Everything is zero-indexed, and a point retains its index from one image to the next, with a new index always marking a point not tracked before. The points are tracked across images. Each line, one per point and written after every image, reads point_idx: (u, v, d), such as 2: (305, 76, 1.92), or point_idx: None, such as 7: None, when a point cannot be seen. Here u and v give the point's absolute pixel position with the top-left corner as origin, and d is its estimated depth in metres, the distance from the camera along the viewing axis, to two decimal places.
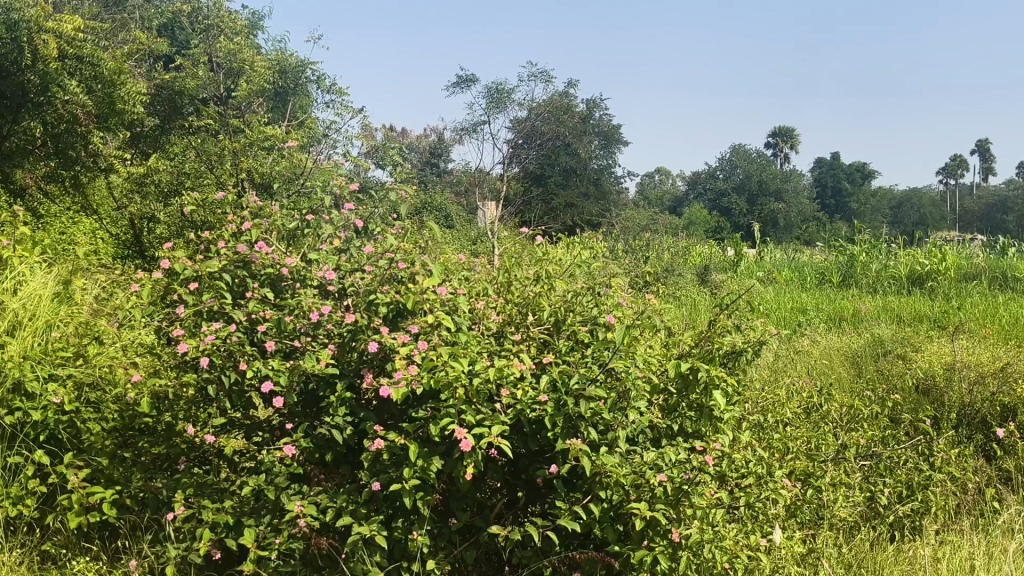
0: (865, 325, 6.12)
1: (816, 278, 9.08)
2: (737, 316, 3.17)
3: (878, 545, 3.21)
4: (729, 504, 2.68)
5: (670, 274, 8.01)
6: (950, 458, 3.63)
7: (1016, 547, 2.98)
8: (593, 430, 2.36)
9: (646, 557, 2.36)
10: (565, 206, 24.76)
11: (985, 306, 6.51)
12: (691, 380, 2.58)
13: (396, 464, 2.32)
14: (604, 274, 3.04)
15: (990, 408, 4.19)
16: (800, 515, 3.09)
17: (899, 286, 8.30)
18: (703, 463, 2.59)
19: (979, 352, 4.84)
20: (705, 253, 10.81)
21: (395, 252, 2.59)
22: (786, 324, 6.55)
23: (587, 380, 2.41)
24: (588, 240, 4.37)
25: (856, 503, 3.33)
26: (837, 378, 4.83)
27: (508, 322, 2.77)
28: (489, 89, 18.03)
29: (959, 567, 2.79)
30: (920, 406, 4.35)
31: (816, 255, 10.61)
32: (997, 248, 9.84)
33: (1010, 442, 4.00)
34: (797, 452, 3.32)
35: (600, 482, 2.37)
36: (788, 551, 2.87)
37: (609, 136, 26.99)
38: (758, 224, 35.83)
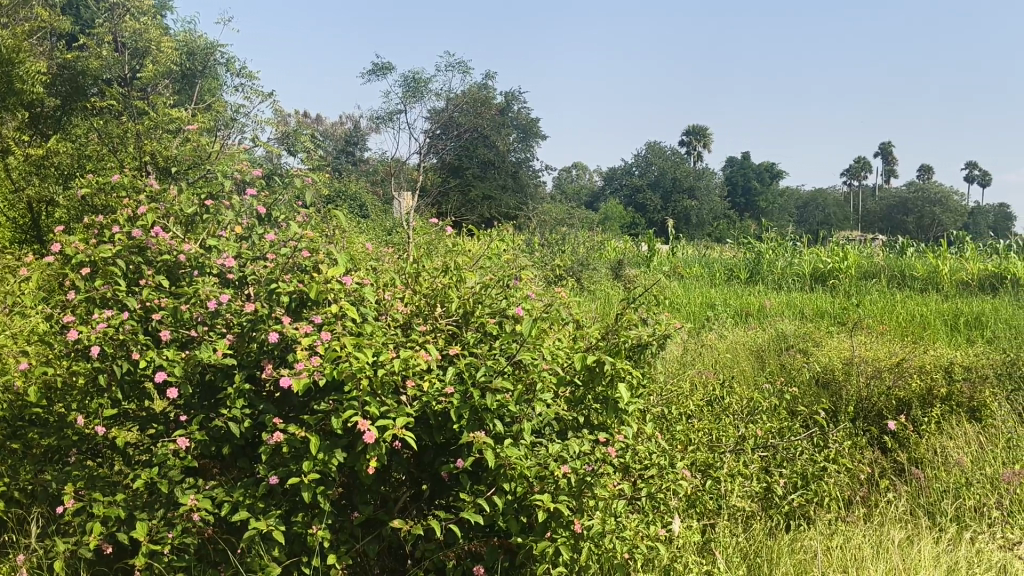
0: (769, 321, 6.27)
1: (725, 274, 9.29)
2: (644, 310, 3.22)
3: (773, 533, 3.30)
4: (631, 495, 2.73)
5: (584, 267, 8.08)
6: (844, 449, 3.79)
7: (904, 537, 3.08)
8: (498, 423, 2.36)
9: (547, 549, 2.37)
10: (484, 198, 24.73)
11: (883, 303, 6.74)
12: (597, 372, 2.61)
13: (296, 458, 2.28)
14: (514, 266, 3.04)
15: (885, 402, 4.40)
16: (699, 505, 3.15)
17: (803, 283, 8.54)
18: (606, 454, 2.62)
19: (877, 348, 5.03)
20: (620, 248, 10.97)
21: (298, 240, 2.54)
22: (693, 318, 6.69)
23: (493, 372, 2.41)
24: (500, 232, 4.38)
25: (754, 493, 3.41)
26: (740, 371, 4.96)
27: (415, 313, 2.74)
28: (407, 78, 17.92)
29: (849, 557, 2.88)
30: (820, 398, 4.49)
31: (727, 251, 10.88)
32: (897, 247, 10.23)
33: (903, 435, 4.17)
34: (698, 443, 3.39)
35: (504, 475, 2.37)
36: (686, 541, 2.92)
37: (527, 129, 27.11)
38: (672, 220, 36.50)
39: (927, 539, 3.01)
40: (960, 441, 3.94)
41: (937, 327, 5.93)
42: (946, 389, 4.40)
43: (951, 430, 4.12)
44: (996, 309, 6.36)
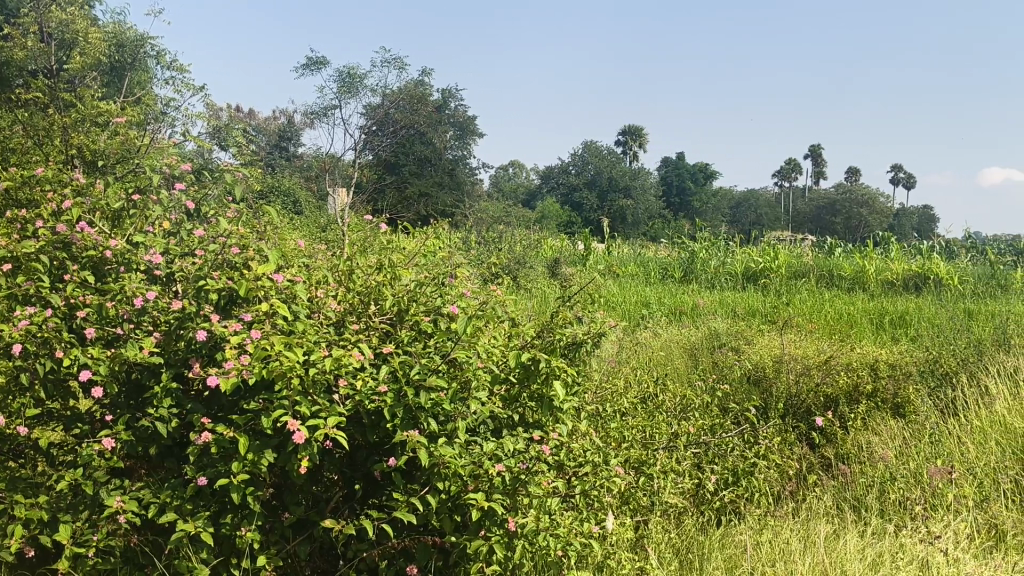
0: (702, 319, 6.37)
1: (659, 273, 9.40)
2: (579, 309, 3.23)
3: (704, 529, 3.34)
4: (565, 493, 2.74)
5: (521, 266, 8.10)
6: (773, 446, 3.86)
7: (831, 531, 3.14)
8: (432, 422, 2.35)
9: (481, 548, 2.37)
10: (420, 195, 24.58)
11: (812, 302, 6.90)
12: (532, 370, 2.61)
13: (225, 458, 2.23)
14: (449, 264, 3.02)
15: (814, 399, 4.51)
16: (633, 502, 3.18)
17: (735, 282, 8.69)
18: (540, 452, 2.63)
19: (806, 346, 5.14)
20: (557, 246, 11.02)
21: (228, 236, 2.50)
22: (628, 316, 6.75)
23: (428, 371, 2.40)
24: (436, 230, 4.35)
25: (686, 490, 3.45)
26: (673, 369, 5.01)
27: (348, 312, 2.70)
28: (342, 73, 17.77)
29: (776, 551, 2.94)
30: (751, 395, 4.57)
31: (661, 251, 11.01)
32: (825, 247, 10.47)
33: (830, 431, 4.28)
34: (632, 440, 3.41)
35: (438, 474, 2.35)
36: (619, 538, 2.95)
37: (464, 127, 27.10)
38: (608, 219, 36.82)
39: (852, 532, 3.07)
40: (884, 437, 4.05)
41: (863, 326, 6.08)
42: (872, 386, 4.52)
43: (875, 426, 4.23)
44: (919, 308, 6.55)
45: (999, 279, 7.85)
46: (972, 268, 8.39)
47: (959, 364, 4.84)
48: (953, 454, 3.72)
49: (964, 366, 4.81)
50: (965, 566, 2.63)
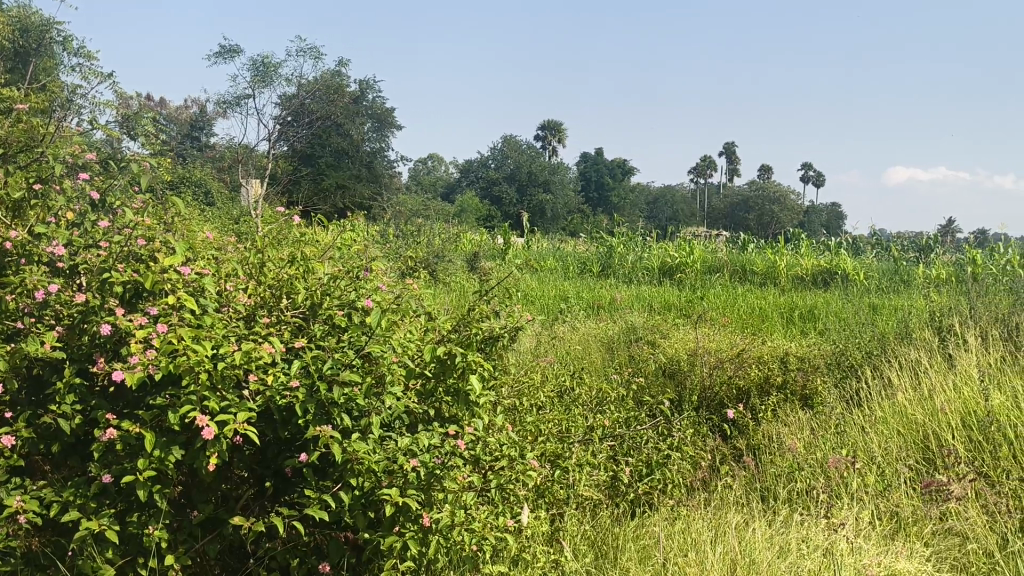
0: (620, 313, 6.44)
1: (578, 267, 9.49)
2: (496, 304, 3.23)
3: (618, 520, 3.38)
4: (480, 488, 2.74)
5: (439, 260, 8.08)
6: (686, 438, 3.93)
7: (741, 520, 3.20)
8: (345, 418, 2.31)
9: (394, 544, 2.34)
10: (338, 187, 24.26)
11: (725, 297, 7.03)
12: (448, 365, 2.59)
13: (131, 456, 2.16)
14: (364, 257, 2.98)
15: (727, 391, 4.64)
16: (549, 495, 3.20)
17: (652, 277, 8.82)
18: (455, 446, 2.61)
19: (719, 340, 5.24)
20: (476, 241, 11.02)
21: (134, 228, 2.41)
22: (547, 310, 6.78)
23: (341, 366, 2.36)
24: (351, 222, 4.28)
25: (601, 482, 3.48)
26: (590, 363, 5.05)
27: (260, 305, 2.64)
28: (256, 62, 17.46)
29: (687, 542, 2.98)
30: (666, 387, 4.65)
31: (580, 245, 11.10)
32: (739, 243, 10.71)
33: (742, 423, 4.38)
34: (548, 434, 3.41)
35: (351, 470, 2.31)
36: (535, 531, 2.96)
37: (381, 120, 26.86)
38: (527, 213, 36.96)
39: (760, 521, 3.14)
40: (792, 428, 4.16)
41: (774, 320, 6.23)
42: (781, 378, 4.69)
43: (785, 417, 4.34)
44: (826, 303, 6.75)
45: (902, 275, 8.13)
46: (877, 264, 8.67)
47: (864, 357, 5.00)
48: (857, 444, 3.83)
49: (869, 359, 4.97)
50: (865, 553, 2.70)
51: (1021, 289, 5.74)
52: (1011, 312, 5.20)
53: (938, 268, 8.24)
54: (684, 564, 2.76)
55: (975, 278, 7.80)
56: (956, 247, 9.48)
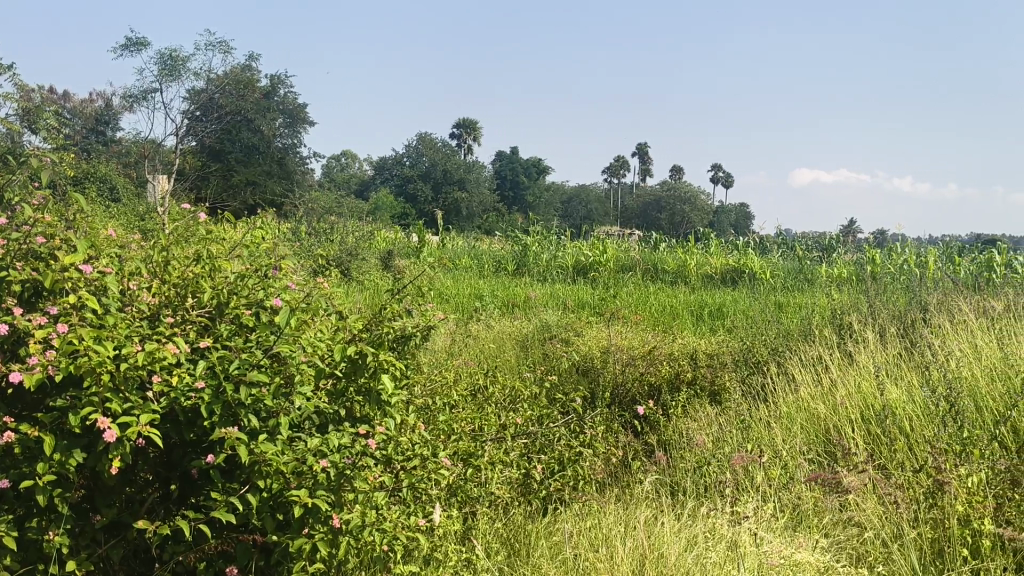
0: (534, 311, 6.48)
1: (493, 265, 9.50)
2: (408, 303, 3.22)
3: (530, 518, 3.41)
4: (392, 487, 2.72)
5: (353, 258, 7.99)
6: (597, 435, 3.98)
7: (650, 515, 3.26)
8: (253, 419, 2.27)
9: (304, 546, 2.31)
10: (248, 183, 23.77)
11: (637, 295, 7.14)
12: (358, 364, 2.56)
13: (29, 459, 2.08)
14: (274, 254, 2.93)
15: (639, 387, 4.76)
16: (462, 493, 3.20)
17: (566, 275, 8.89)
18: (366, 446, 2.59)
19: (631, 338, 5.33)
20: (390, 240, 10.94)
21: (32, 225, 2.32)
22: (461, 309, 6.78)
23: (248, 366, 2.31)
24: (261, 219, 4.20)
25: (514, 480, 3.50)
26: (504, 361, 5.07)
27: (164, 303, 2.56)
28: (163, 55, 17.02)
29: (598, 538, 3.02)
30: (579, 384, 4.70)
31: (495, 244, 11.13)
32: (651, 242, 10.89)
33: (652, 419, 4.47)
34: (461, 432, 3.40)
35: (259, 471, 2.27)
36: (447, 530, 2.96)
37: (294, 115, 26.45)
38: (442, 211, 36.86)
39: (669, 516, 3.20)
40: (701, 423, 4.25)
41: (684, 318, 6.36)
42: (691, 375, 4.84)
43: (695, 413, 4.44)
44: (734, 301, 6.92)
45: (806, 273, 8.39)
46: (783, 263, 8.93)
47: (770, 353, 5.14)
48: (761, 438, 3.94)
49: (774, 355, 5.11)
50: (767, 544, 2.78)
51: (915, 287, 5.98)
52: (907, 310, 5.42)
53: (840, 267, 8.53)
54: (594, 560, 2.80)
55: (874, 277, 8.10)
56: (856, 247, 9.83)
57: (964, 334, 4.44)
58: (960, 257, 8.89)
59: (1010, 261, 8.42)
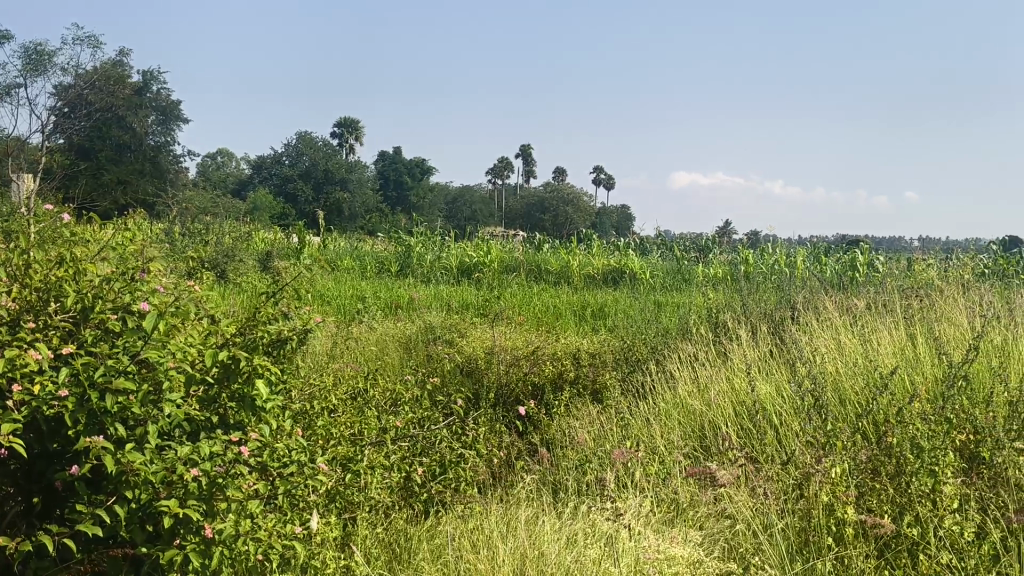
0: (418, 313, 6.44)
1: (376, 267, 9.41)
2: (285, 305, 3.15)
3: (411, 522, 3.38)
4: (266, 495, 2.65)
5: (230, 259, 7.78)
6: (479, 436, 3.99)
7: (531, 514, 3.28)
8: (121, 427, 2.17)
9: (175, 557, 2.21)
10: (119, 182, 22.82)
11: (521, 296, 7.19)
12: (231, 369, 2.48)
13: None
14: (141, 256, 2.81)
15: (522, 387, 4.79)
16: (341, 499, 3.14)
17: (450, 276, 8.88)
18: (239, 454, 2.51)
19: (515, 338, 5.37)
20: (269, 240, 10.69)
21: None
22: (343, 310, 6.69)
23: (115, 372, 2.20)
24: (131, 220, 4.04)
25: (394, 484, 3.46)
26: (387, 363, 5.03)
27: (25, 308, 2.43)
28: (27, 48, 16.20)
29: (478, 539, 3.02)
30: (462, 385, 4.70)
31: (378, 245, 11.03)
32: (535, 243, 10.99)
33: (535, 418, 4.51)
34: (339, 437, 3.34)
35: (125, 482, 2.16)
36: (324, 536, 2.90)
37: (169, 113, 25.59)
38: (323, 211, 36.26)
39: (550, 515, 3.23)
40: (583, 422, 4.31)
41: (567, 318, 6.45)
42: (573, 374, 4.90)
43: (577, 412, 4.49)
44: (615, 301, 7.05)
45: (684, 273, 8.64)
46: (662, 264, 9.15)
47: (649, 352, 5.26)
48: (640, 435, 4.02)
49: (653, 353, 5.23)
50: (645, 538, 2.83)
51: (785, 287, 6.23)
52: (777, 308, 5.63)
53: (716, 268, 8.81)
54: (475, 561, 2.80)
55: (747, 277, 8.39)
56: (731, 248, 10.16)
57: (830, 331, 4.64)
58: (827, 257, 9.31)
59: (872, 261, 8.86)
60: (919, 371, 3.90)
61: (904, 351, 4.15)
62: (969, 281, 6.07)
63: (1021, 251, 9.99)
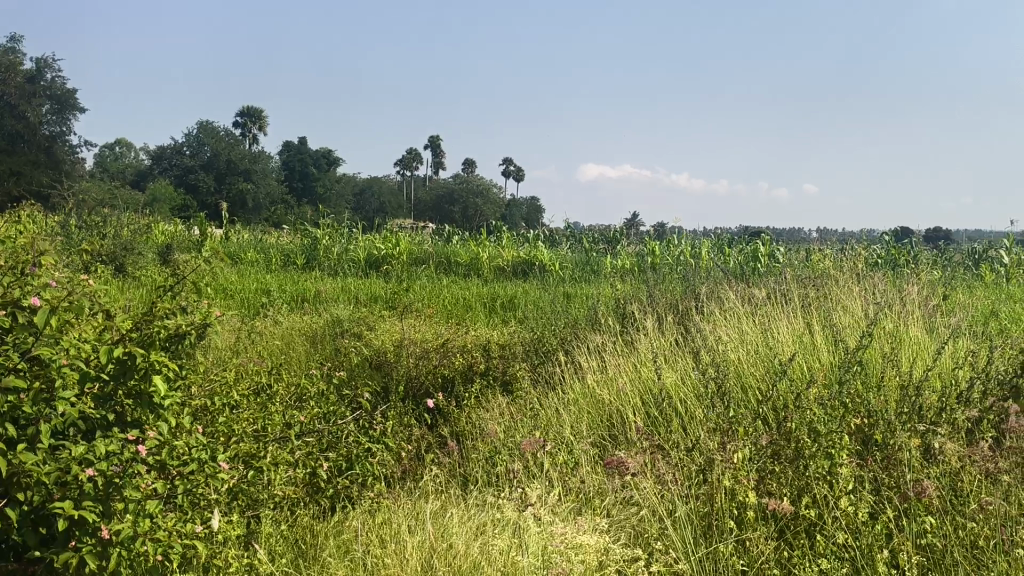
0: (325, 306, 6.35)
1: (281, 259, 9.24)
2: (182, 300, 3.04)
3: (317, 518, 3.32)
4: (165, 494, 2.56)
5: (127, 252, 7.53)
6: (387, 430, 3.95)
7: (440, 507, 3.26)
8: (11, 427, 2.07)
9: (70, 560, 2.10)
10: (9, 172, 21.84)
11: (431, 288, 7.15)
12: (127, 365, 2.38)
13: None
14: (30, 247, 2.67)
15: (432, 379, 4.77)
16: (242, 497, 3.07)
17: (357, 269, 8.78)
18: (136, 452, 2.41)
19: (424, 331, 5.34)
20: (169, 233, 10.39)
21: None
22: (248, 304, 6.54)
23: (4, 370, 2.10)
24: (17, 210, 3.85)
25: (298, 480, 3.39)
26: (292, 357, 4.94)
27: None
28: None
29: (386, 533, 2.99)
30: (371, 378, 4.65)
31: (283, 237, 10.83)
32: (444, 235, 10.96)
33: (444, 411, 4.49)
34: (241, 434, 3.26)
35: (16, 483, 2.07)
36: (226, 535, 2.83)
37: (63, 101, 24.61)
38: (227, 203, 35.41)
39: (459, 507, 3.21)
40: (492, 413, 4.31)
41: (477, 310, 6.45)
42: (483, 366, 4.90)
43: (487, 403, 4.49)
44: (525, 292, 7.08)
45: (593, 265, 8.73)
46: (570, 255, 9.23)
47: (558, 342, 5.29)
48: (549, 425, 4.04)
49: (562, 344, 5.27)
50: (553, 528, 2.84)
51: (690, 278, 6.36)
52: (682, 299, 5.75)
53: (623, 259, 8.92)
54: (382, 556, 2.77)
55: (654, 268, 8.54)
56: (639, 240, 10.32)
57: (732, 320, 4.75)
58: (730, 248, 9.53)
59: (773, 252, 9.13)
60: (816, 359, 4.03)
61: (803, 339, 4.28)
62: (863, 271, 6.30)
63: (911, 242, 10.43)
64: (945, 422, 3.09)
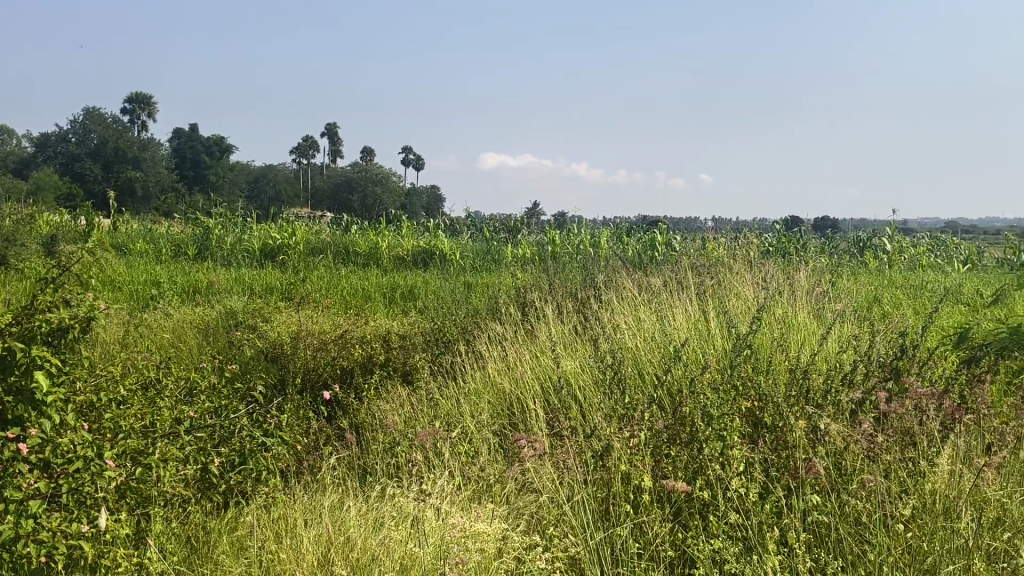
0: (218, 297, 6.20)
1: (172, 250, 8.97)
2: (66, 292, 2.92)
3: (209, 514, 3.25)
4: (49, 494, 2.46)
5: (6, 243, 7.19)
6: (283, 424, 3.89)
7: (337, 500, 3.22)
8: None
9: None
10: None
11: (329, 278, 7.06)
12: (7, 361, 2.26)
13: None
14: None
15: (330, 371, 4.71)
16: (130, 496, 2.98)
17: (252, 259, 8.60)
18: (17, 452, 2.30)
19: (322, 322, 5.28)
20: (51, 223, 9.96)
21: None
22: (136, 296, 6.34)
23: None
24: None
25: (190, 476, 3.31)
26: (184, 351, 4.81)
27: None
28: None
29: (281, 528, 2.95)
30: (267, 371, 4.56)
31: (174, 227, 10.51)
32: (343, 225, 10.82)
33: (342, 402, 4.44)
34: (129, 430, 3.16)
35: None
36: (115, 534, 2.74)
37: None
38: (116, 193, 34.12)
39: (356, 499, 3.19)
40: (392, 404, 4.29)
41: (376, 300, 6.40)
42: (383, 356, 4.87)
43: (386, 394, 4.46)
44: (425, 282, 7.06)
45: (494, 254, 8.77)
46: (471, 244, 9.24)
47: (458, 332, 5.30)
48: (449, 414, 4.04)
49: (462, 334, 5.28)
50: (450, 516, 2.84)
51: (588, 266, 6.44)
52: (580, 287, 5.82)
53: (524, 248, 8.98)
54: (278, 551, 2.73)
55: (554, 257, 8.62)
56: (539, 229, 10.40)
57: (629, 307, 4.84)
58: (628, 237, 9.71)
59: (670, 240, 9.33)
60: (710, 345, 4.14)
61: (697, 325, 4.40)
62: (753, 259, 6.50)
63: (800, 230, 10.81)
64: (829, 404, 3.22)
